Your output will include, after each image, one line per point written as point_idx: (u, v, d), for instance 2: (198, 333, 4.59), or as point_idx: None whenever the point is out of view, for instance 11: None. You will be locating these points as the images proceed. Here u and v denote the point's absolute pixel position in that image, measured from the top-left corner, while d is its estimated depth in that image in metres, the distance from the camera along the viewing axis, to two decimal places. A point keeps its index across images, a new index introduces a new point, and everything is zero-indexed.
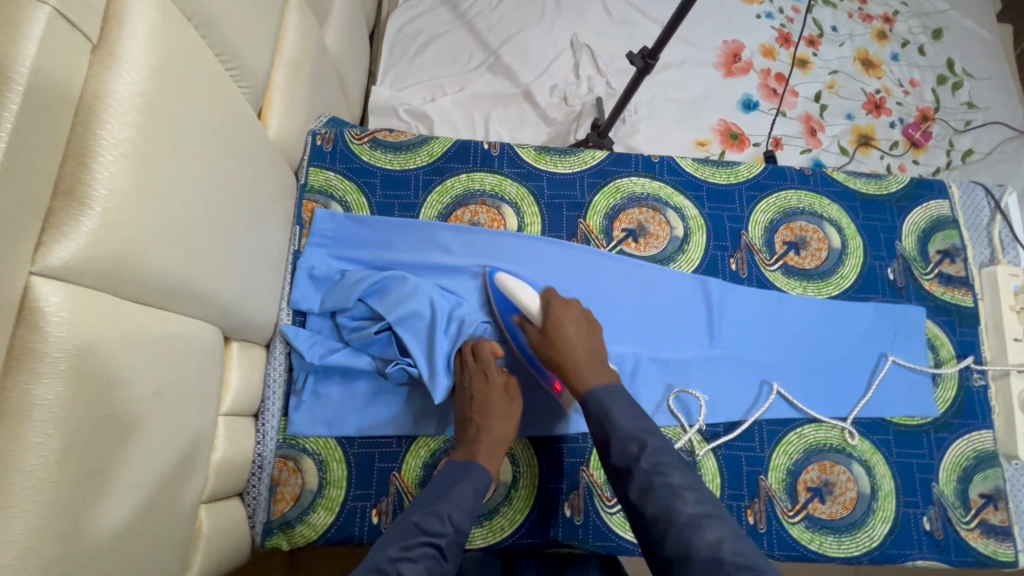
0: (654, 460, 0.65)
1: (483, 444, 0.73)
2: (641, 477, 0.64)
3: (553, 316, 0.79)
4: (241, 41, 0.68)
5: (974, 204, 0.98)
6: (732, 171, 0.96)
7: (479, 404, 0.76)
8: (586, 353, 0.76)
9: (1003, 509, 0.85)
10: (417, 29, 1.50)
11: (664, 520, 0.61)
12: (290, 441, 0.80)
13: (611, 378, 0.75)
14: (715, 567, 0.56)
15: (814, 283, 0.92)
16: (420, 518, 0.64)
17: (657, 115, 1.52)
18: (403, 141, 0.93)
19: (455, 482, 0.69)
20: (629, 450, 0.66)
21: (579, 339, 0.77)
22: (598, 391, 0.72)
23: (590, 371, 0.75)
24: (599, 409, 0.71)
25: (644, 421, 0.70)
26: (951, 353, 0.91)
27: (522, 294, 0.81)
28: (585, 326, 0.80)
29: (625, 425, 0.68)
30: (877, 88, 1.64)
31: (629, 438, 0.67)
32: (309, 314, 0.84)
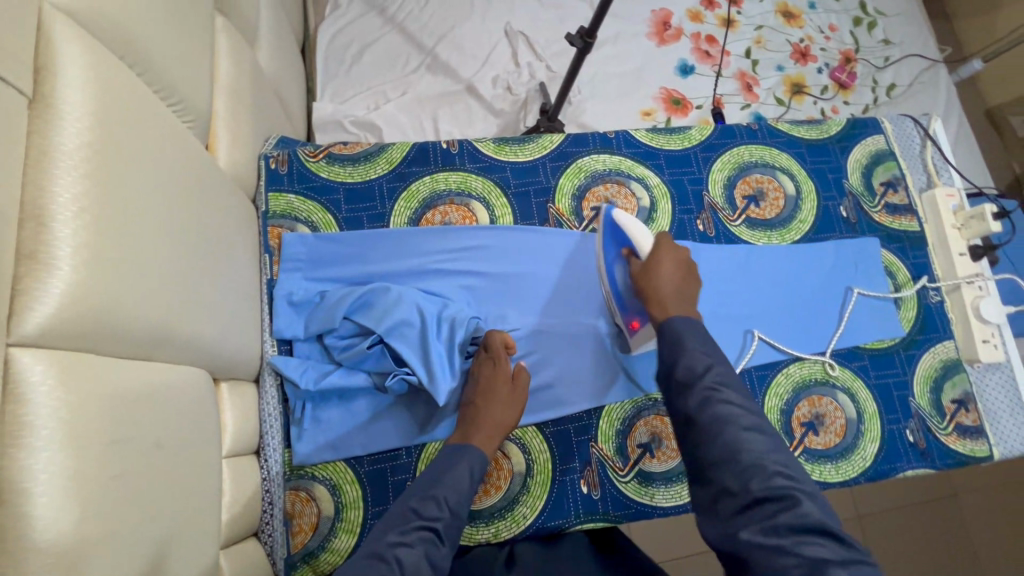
0: (718, 379, 0.61)
1: (482, 430, 0.75)
2: (698, 388, 0.61)
3: (659, 249, 0.76)
4: (180, 73, 0.66)
5: (906, 135, 1.05)
6: (685, 136, 0.99)
7: (483, 390, 0.78)
8: (678, 293, 0.72)
9: (973, 410, 0.92)
10: (348, 38, 1.46)
11: (713, 428, 0.59)
12: (298, 471, 0.78)
13: (695, 319, 0.68)
14: (756, 470, 0.55)
15: (776, 231, 0.97)
16: (417, 503, 0.66)
17: (601, 92, 1.55)
18: (360, 152, 0.91)
19: (451, 465, 0.70)
20: (694, 367, 0.63)
21: (676, 278, 0.73)
22: (676, 323, 0.67)
23: (677, 308, 0.70)
24: (671, 335, 0.67)
25: (717, 352, 0.65)
26: (907, 276, 0.97)
27: (632, 228, 0.79)
28: (686, 271, 0.75)
29: (696, 348, 0.64)
30: (801, 38, 1.71)
31: (698, 359, 0.63)
32: (295, 341, 0.82)
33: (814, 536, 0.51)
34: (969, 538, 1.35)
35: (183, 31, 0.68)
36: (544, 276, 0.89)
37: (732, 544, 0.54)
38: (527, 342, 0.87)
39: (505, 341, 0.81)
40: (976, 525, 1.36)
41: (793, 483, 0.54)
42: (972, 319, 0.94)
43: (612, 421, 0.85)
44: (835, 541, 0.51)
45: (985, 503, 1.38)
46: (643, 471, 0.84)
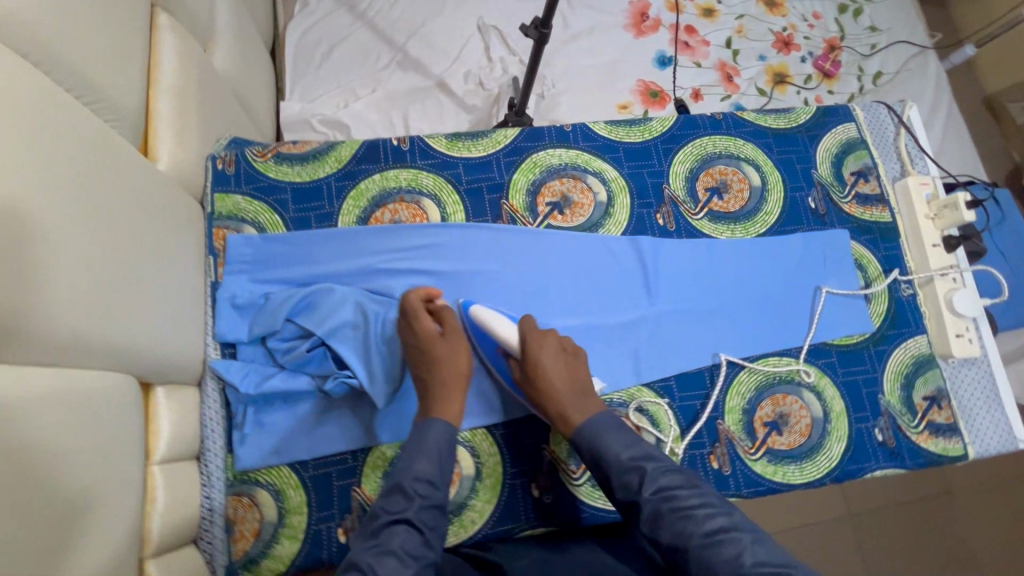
0: (657, 488, 0.68)
1: (438, 399, 0.72)
2: (648, 508, 0.67)
3: (532, 346, 0.76)
4: (104, 73, 0.64)
5: (879, 122, 1.01)
6: (645, 128, 0.96)
7: (421, 360, 0.75)
8: (571, 387, 0.76)
9: (947, 407, 0.89)
10: (317, 36, 1.45)
11: (679, 544, 0.64)
12: (241, 477, 0.76)
13: (600, 411, 0.75)
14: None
15: (740, 224, 0.93)
16: (384, 500, 0.66)
17: (576, 85, 1.51)
18: (308, 150, 0.90)
19: (414, 452, 0.69)
20: (630, 484, 0.69)
21: (561, 372, 0.76)
22: (590, 429, 0.73)
23: (577, 412, 0.75)
24: (593, 446, 0.72)
25: (637, 447, 0.72)
26: (878, 268, 0.94)
27: (500, 328, 0.78)
28: (565, 357, 0.78)
29: (622, 458, 0.71)
30: (783, 27, 1.67)
31: (627, 471, 0.70)
32: (239, 344, 0.80)
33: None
34: (963, 541, 1.31)
35: (109, 31, 0.66)
36: (495, 275, 0.88)
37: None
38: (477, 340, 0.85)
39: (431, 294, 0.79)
40: (971, 528, 1.32)
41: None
42: (946, 312, 0.91)
43: None
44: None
45: (981, 505, 1.34)
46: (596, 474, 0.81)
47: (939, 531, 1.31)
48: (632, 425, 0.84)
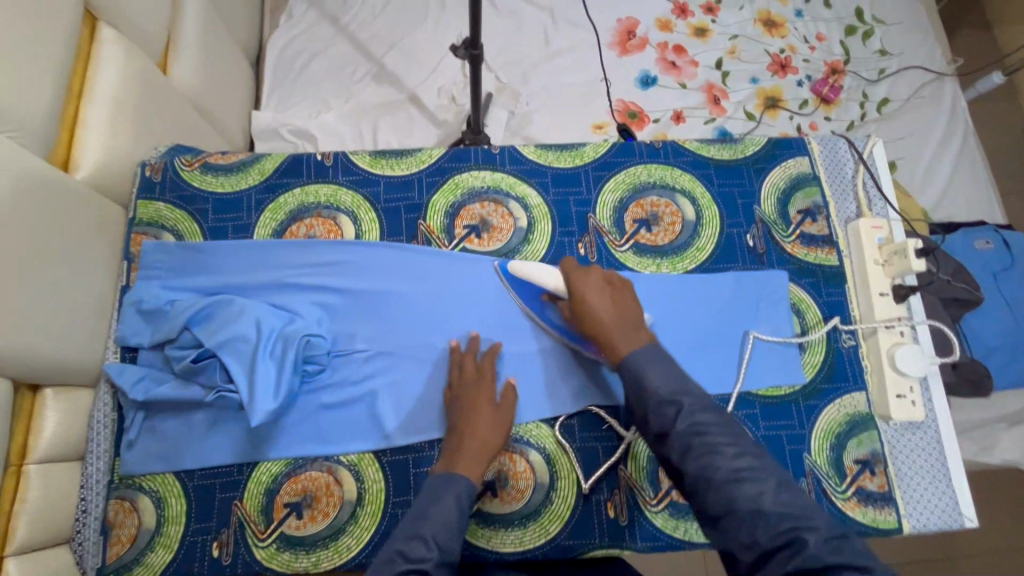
0: (692, 422, 0.59)
1: (468, 452, 0.73)
2: (681, 442, 0.58)
3: (577, 282, 0.74)
4: (18, 85, 0.67)
5: (836, 157, 0.95)
6: (577, 153, 0.93)
7: (469, 413, 0.76)
8: (616, 320, 0.70)
9: (880, 474, 0.81)
10: (298, 48, 1.49)
11: (704, 478, 0.56)
12: (126, 481, 0.78)
13: (652, 343, 0.67)
14: (758, 519, 0.52)
15: (668, 259, 0.89)
16: (403, 545, 0.61)
17: (552, 103, 1.48)
18: (234, 162, 0.91)
19: (435, 502, 0.66)
20: (666, 415, 0.60)
21: (604, 304, 0.71)
22: (639, 359, 0.65)
23: (621, 342, 0.68)
24: (634, 378, 0.64)
25: (681, 383, 0.63)
26: (818, 315, 0.87)
27: (541, 276, 0.79)
28: (612, 290, 0.73)
29: (662, 390, 0.62)
30: (781, 48, 1.58)
31: (664, 402, 0.61)
32: (140, 349, 0.82)
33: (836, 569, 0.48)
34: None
35: (33, 45, 0.70)
36: (405, 296, 0.86)
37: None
38: (377, 361, 0.83)
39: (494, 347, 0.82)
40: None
41: (798, 523, 0.51)
42: (888, 370, 0.83)
43: None
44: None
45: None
46: (482, 511, 0.78)
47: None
48: (525, 463, 0.80)
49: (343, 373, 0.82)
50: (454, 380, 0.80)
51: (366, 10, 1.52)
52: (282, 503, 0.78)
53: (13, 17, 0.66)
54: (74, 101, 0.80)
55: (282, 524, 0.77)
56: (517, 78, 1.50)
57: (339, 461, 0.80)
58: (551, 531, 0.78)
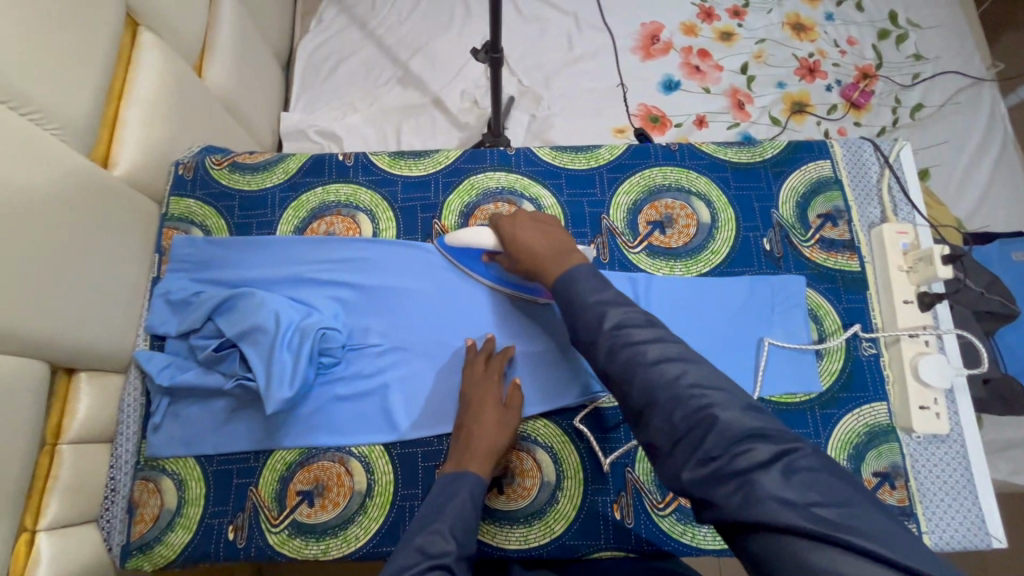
0: (617, 323, 0.60)
1: (476, 453, 0.73)
2: (605, 345, 0.60)
3: (507, 229, 0.77)
4: (63, 87, 0.72)
5: (860, 161, 0.93)
6: (592, 155, 0.93)
7: (475, 413, 0.77)
8: (546, 249, 0.73)
9: (900, 487, 0.78)
10: (327, 53, 1.54)
11: (630, 371, 0.57)
12: (151, 463, 0.82)
13: (578, 260, 0.70)
14: (676, 403, 0.53)
15: (681, 261, 0.88)
16: (422, 540, 0.63)
17: (573, 107, 1.49)
18: (260, 161, 0.95)
19: (449, 500, 0.68)
20: (592, 320, 0.61)
21: (535, 237, 0.74)
22: (568, 275, 0.67)
23: (553, 263, 0.71)
24: (567, 299, 0.65)
25: (608, 291, 0.64)
26: (837, 322, 0.85)
27: (473, 237, 0.82)
28: (539, 225, 0.76)
29: (587, 300, 0.63)
30: (810, 52, 1.55)
31: (590, 309, 0.62)
32: (167, 338, 0.86)
33: (748, 443, 0.49)
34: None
35: (78, 50, 0.74)
36: (418, 293, 0.88)
37: (682, 487, 0.51)
38: (390, 356, 0.85)
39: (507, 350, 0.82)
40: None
41: (712, 401, 0.52)
42: (912, 380, 0.80)
43: None
44: (830, 550, 0.43)
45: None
46: (486, 508, 0.79)
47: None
48: (532, 461, 0.80)
49: (357, 366, 0.85)
50: (464, 379, 0.81)
51: (393, 17, 1.57)
52: (295, 490, 0.80)
53: (59, 24, 0.71)
54: (115, 102, 0.85)
55: (295, 511, 0.79)
56: (538, 82, 1.51)
57: (351, 452, 0.82)
58: (555, 530, 0.78)
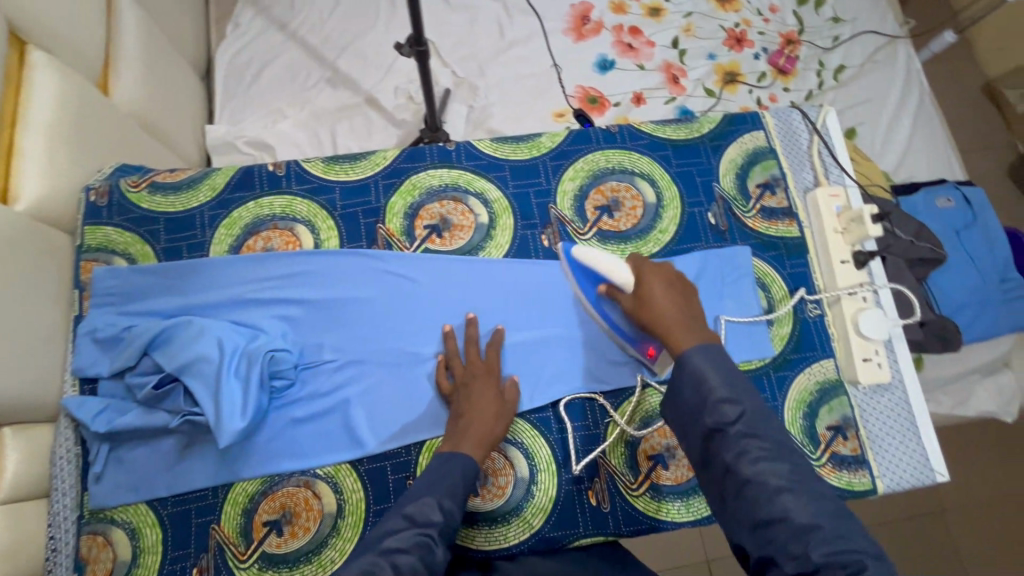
0: (751, 427, 0.58)
1: (471, 438, 0.73)
2: (731, 442, 0.57)
3: (647, 274, 0.71)
4: None
5: (791, 129, 0.96)
6: (533, 144, 0.92)
7: (473, 401, 0.76)
8: (682, 315, 0.67)
9: (852, 437, 0.82)
10: (248, 56, 1.45)
11: (757, 484, 0.54)
12: (98, 515, 0.76)
13: (712, 341, 0.64)
14: (808, 534, 0.50)
15: (631, 243, 0.89)
16: (412, 509, 0.63)
17: (511, 94, 1.47)
18: (183, 179, 0.89)
19: (443, 475, 0.68)
20: (723, 413, 0.58)
21: (671, 297, 0.69)
22: (697, 356, 0.62)
23: (686, 334, 0.65)
24: (693, 377, 0.61)
25: (742, 390, 0.60)
26: (783, 288, 0.88)
27: (603, 264, 0.75)
28: (678, 287, 0.71)
29: (719, 390, 0.59)
30: (736, 22, 1.58)
31: (723, 403, 0.59)
32: (99, 379, 0.79)
33: None
34: (960, 564, 1.39)
35: None
36: (371, 302, 0.84)
37: None
38: (347, 370, 0.82)
39: (496, 338, 0.82)
40: (967, 546, 1.40)
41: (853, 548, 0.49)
42: (853, 335, 0.84)
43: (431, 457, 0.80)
44: None
45: (978, 523, 1.42)
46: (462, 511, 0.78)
47: (937, 553, 1.39)
48: (504, 460, 0.80)
49: (313, 386, 0.81)
50: (459, 367, 0.80)
51: (315, 13, 1.50)
52: (261, 521, 0.77)
53: None
54: (8, 130, 0.76)
55: (263, 543, 0.76)
56: (474, 71, 1.48)
57: (316, 474, 0.79)
58: (533, 524, 0.78)
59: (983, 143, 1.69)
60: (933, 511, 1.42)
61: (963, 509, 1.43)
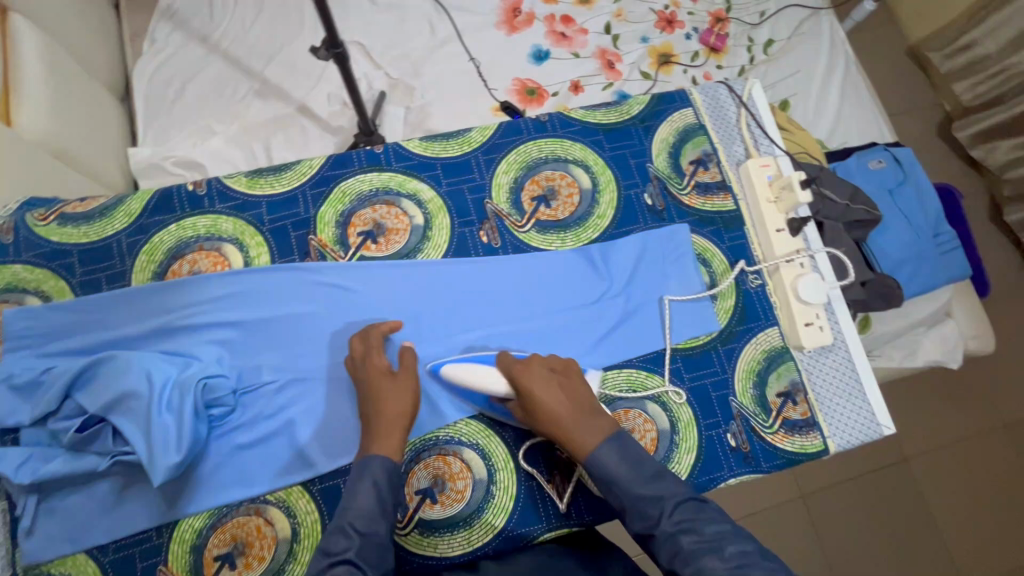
0: (675, 521, 0.63)
1: (375, 430, 0.72)
2: (664, 542, 0.62)
3: (526, 384, 0.73)
4: None
5: (718, 103, 0.97)
6: (463, 140, 0.90)
7: (368, 394, 0.75)
8: (569, 415, 0.71)
9: (802, 402, 0.84)
10: (169, 73, 1.39)
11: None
12: (32, 571, 0.72)
13: (605, 431, 0.70)
14: None
15: (571, 232, 0.88)
16: (325, 542, 0.64)
17: (448, 91, 1.45)
18: (95, 208, 0.84)
19: (353, 494, 0.67)
20: (648, 515, 0.64)
21: (555, 399, 0.72)
22: (603, 453, 0.69)
23: (585, 433, 0.70)
24: (604, 479, 0.68)
25: (652, 479, 0.67)
26: (723, 262, 0.89)
27: (479, 378, 0.76)
28: (558, 382, 0.74)
29: (634, 489, 0.66)
30: (665, 5, 1.60)
31: (644, 502, 0.65)
32: (21, 428, 0.74)
33: None
34: (927, 508, 1.45)
35: None
36: (308, 316, 0.82)
37: None
38: (290, 389, 0.79)
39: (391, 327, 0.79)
40: (931, 490, 1.46)
41: None
42: (794, 301, 0.86)
43: None
44: None
45: (939, 467, 1.48)
46: (423, 520, 0.76)
47: (906, 501, 1.45)
48: (460, 463, 0.78)
49: (255, 410, 0.78)
50: (355, 352, 0.78)
51: (236, 24, 1.44)
52: (212, 556, 0.73)
53: None
54: None
55: None
56: (408, 72, 1.45)
57: (267, 500, 0.76)
58: (495, 524, 0.77)
59: (910, 104, 1.76)
60: (898, 461, 1.47)
61: (925, 456, 1.49)
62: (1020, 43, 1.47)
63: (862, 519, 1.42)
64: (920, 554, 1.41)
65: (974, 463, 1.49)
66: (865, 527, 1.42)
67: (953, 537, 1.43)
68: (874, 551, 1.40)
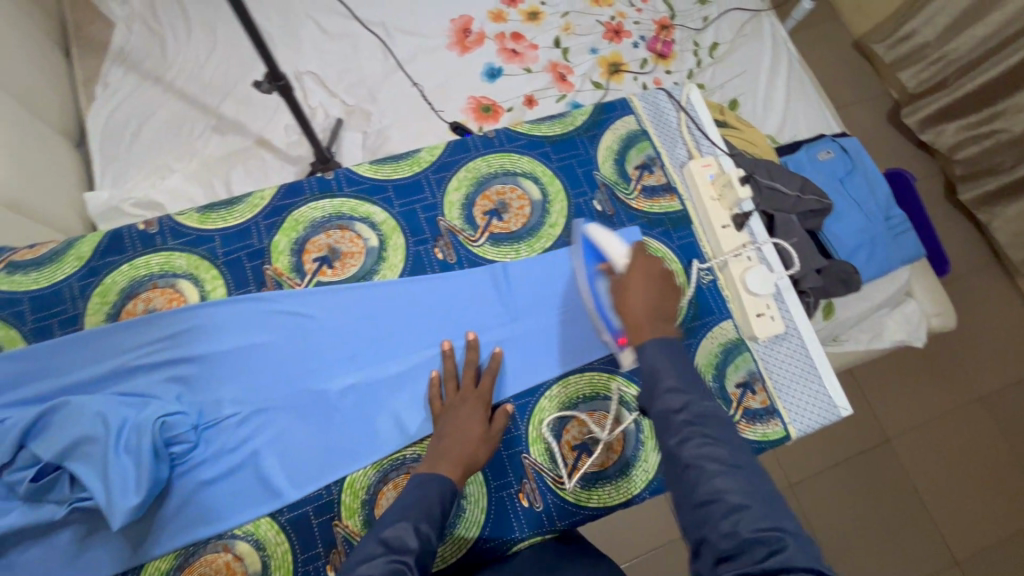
0: (694, 413, 0.62)
1: (450, 458, 0.72)
2: (675, 427, 0.61)
3: (636, 265, 0.75)
4: None
5: (659, 108, 1.00)
6: (412, 161, 0.92)
7: (461, 422, 0.76)
8: (649, 310, 0.72)
9: (760, 390, 0.86)
10: (124, 115, 1.39)
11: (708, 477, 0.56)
12: None
13: (669, 338, 0.69)
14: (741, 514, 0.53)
15: (524, 242, 0.90)
16: (389, 534, 0.61)
17: (405, 114, 1.47)
18: (44, 253, 0.84)
19: (419, 499, 0.66)
20: (671, 403, 0.63)
21: (649, 292, 0.73)
22: (654, 350, 0.68)
23: (653, 329, 0.70)
24: (647, 366, 0.67)
25: (688, 382, 0.65)
26: (675, 261, 0.91)
27: (610, 243, 0.79)
28: (661, 286, 0.74)
29: (672, 381, 0.65)
30: (611, 16, 1.65)
31: (673, 393, 0.64)
32: None
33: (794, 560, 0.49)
34: (913, 487, 1.46)
35: None
36: (267, 347, 0.82)
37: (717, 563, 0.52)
38: (252, 420, 0.79)
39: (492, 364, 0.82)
40: (914, 470, 1.48)
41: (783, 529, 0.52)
42: (744, 293, 0.88)
43: (354, 493, 0.77)
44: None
45: (920, 446, 1.50)
46: None
47: (892, 483, 1.46)
48: None
49: (218, 444, 0.77)
50: (448, 392, 0.80)
51: (190, 62, 1.45)
52: None
53: None
54: None
55: None
56: (364, 98, 1.48)
57: (234, 535, 0.75)
58: (469, 539, 0.76)
59: (856, 95, 1.82)
60: (880, 443, 1.50)
61: (906, 435, 1.51)
62: (957, 28, 1.53)
63: (853, 506, 1.43)
64: (910, 533, 1.42)
65: (954, 439, 1.52)
66: (856, 513, 1.43)
67: (941, 514, 1.45)
68: (869, 536, 1.41)
